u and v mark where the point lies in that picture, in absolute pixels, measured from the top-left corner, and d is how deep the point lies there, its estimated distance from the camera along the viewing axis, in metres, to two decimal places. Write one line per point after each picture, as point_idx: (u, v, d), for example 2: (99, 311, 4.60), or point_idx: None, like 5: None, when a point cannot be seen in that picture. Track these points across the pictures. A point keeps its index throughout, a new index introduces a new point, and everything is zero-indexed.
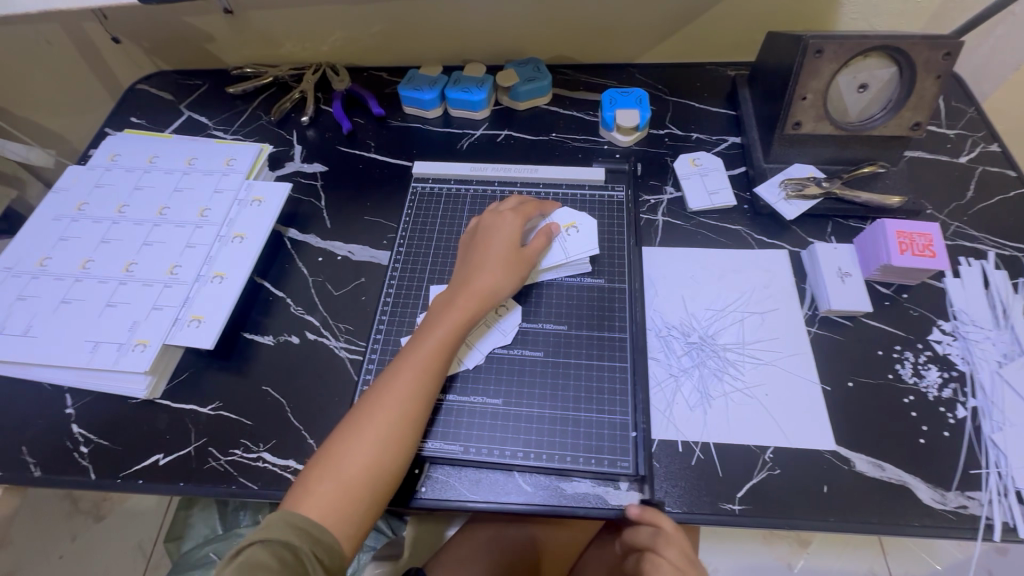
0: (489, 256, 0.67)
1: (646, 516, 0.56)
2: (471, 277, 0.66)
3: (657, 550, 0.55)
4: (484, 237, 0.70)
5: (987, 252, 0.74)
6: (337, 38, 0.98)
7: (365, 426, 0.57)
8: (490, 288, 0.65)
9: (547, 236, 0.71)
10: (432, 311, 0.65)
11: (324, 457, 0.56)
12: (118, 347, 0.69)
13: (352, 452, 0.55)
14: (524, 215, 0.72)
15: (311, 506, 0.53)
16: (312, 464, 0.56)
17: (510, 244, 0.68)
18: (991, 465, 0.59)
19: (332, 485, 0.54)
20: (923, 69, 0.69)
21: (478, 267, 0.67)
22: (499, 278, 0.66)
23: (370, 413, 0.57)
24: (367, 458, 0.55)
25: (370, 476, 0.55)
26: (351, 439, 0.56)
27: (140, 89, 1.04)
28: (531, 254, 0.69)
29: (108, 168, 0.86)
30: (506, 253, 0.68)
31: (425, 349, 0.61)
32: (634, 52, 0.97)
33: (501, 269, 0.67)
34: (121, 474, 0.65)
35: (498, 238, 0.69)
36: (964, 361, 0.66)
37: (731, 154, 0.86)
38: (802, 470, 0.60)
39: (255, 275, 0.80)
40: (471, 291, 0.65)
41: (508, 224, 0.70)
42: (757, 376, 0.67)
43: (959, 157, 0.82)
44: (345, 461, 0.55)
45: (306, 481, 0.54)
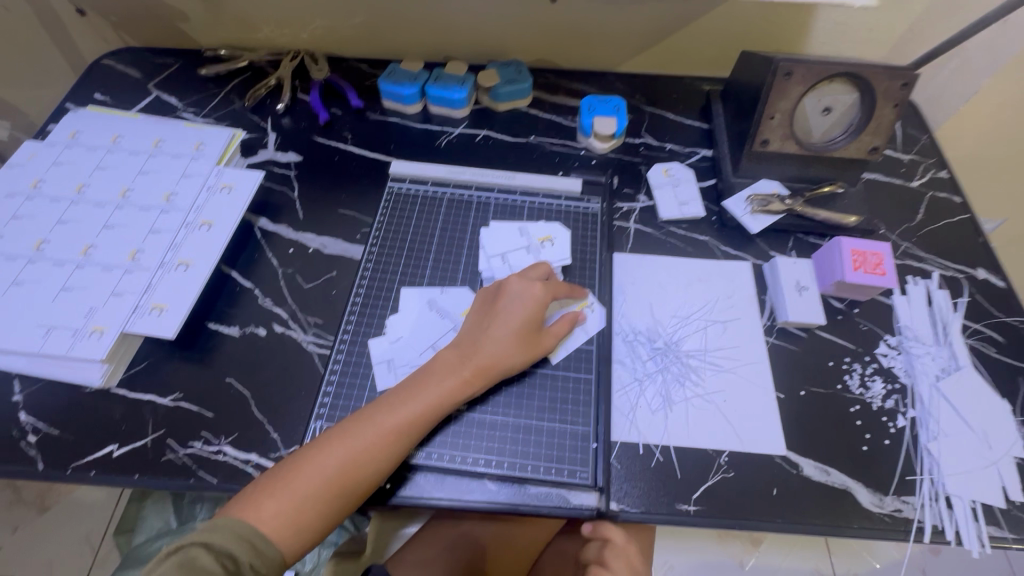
0: (507, 329, 0.63)
1: (601, 529, 0.62)
2: (482, 347, 0.63)
3: (603, 561, 0.60)
4: (506, 302, 0.65)
5: (932, 272, 0.78)
6: (316, 26, 0.97)
7: (337, 462, 0.55)
8: (501, 366, 0.63)
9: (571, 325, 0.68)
10: (432, 366, 0.62)
11: (286, 481, 0.54)
12: (72, 334, 0.66)
13: (318, 486, 0.54)
14: (554, 292, 0.68)
15: (267, 527, 0.52)
16: (271, 479, 0.54)
17: (533, 323, 0.64)
18: (924, 472, 0.64)
19: (291, 511, 0.53)
20: (883, 97, 0.72)
21: (494, 332, 0.63)
22: (511, 359, 0.63)
23: (345, 451, 0.55)
24: (332, 495, 0.54)
25: (332, 506, 0.54)
26: (320, 471, 0.54)
27: (105, 65, 1.00)
28: (547, 341, 0.66)
29: (68, 145, 0.82)
30: (525, 333, 0.64)
31: (419, 411, 0.59)
32: (614, 61, 0.99)
33: (516, 348, 0.63)
34: (72, 465, 0.63)
35: (521, 308, 0.64)
36: (906, 374, 0.70)
37: (702, 166, 0.89)
38: (754, 473, 0.63)
39: (222, 264, 0.78)
40: (479, 362, 0.62)
41: (536, 299, 0.65)
42: (716, 382, 0.69)
43: (912, 181, 0.87)
44: (308, 491, 0.54)
45: (264, 502, 0.53)
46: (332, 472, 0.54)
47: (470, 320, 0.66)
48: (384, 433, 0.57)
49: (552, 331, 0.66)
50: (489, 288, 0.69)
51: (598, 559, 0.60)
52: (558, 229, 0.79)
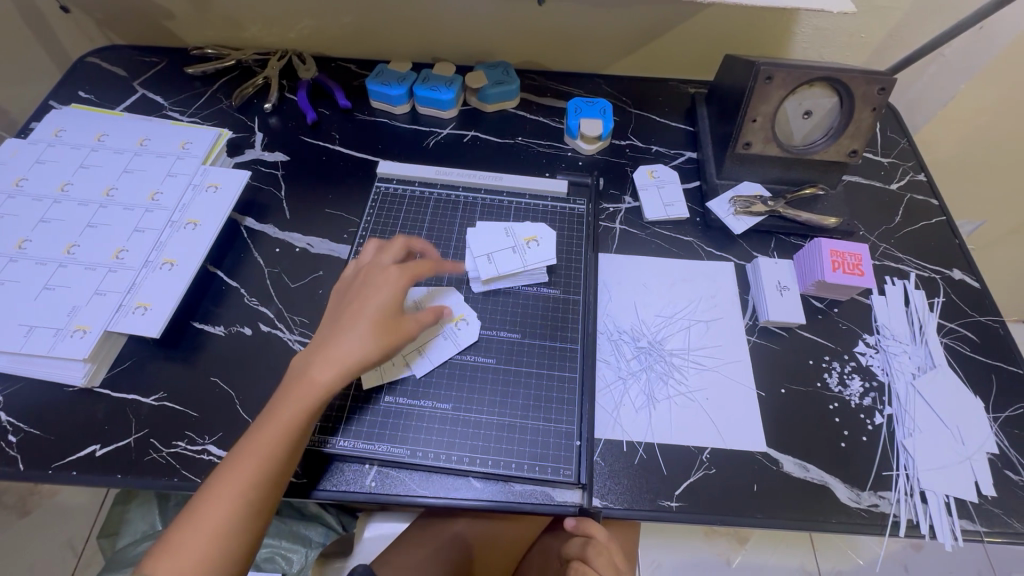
0: (359, 321, 0.58)
1: (584, 526, 0.60)
2: (334, 344, 0.57)
3: (587, 559, 0.59)
4: (359, 296, 0.61)
5: (910, 272, 0.80)
6: (305, 26, 0.97)
7: (212, 510, 0.51)
8: (357, 361, 0.57)
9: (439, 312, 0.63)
10: (289, 379, 0.58)
11: (166, 546, 0.50)
12: (54, 333, 0.66)
13: (200, 539, 0.50)
14: (407, 275, 0.62)
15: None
16: (156, 547, 0.50)
17: (385, 311, 0.59)
18: (901, 467, 0.65)
19: (180, 572, 0.49)
20: (861, 101, 0.74)
21: (342, 328, 0.58)
22: (369, 350, 0.57)
23: (217, 495, 0.52)
24: (216, 542, 0.50)
25: (224, 555, 0.50)
26: (196, 523, 0.50)
27: (90, 62, 1.00)
28: (411, 326, 0.60)
29: (51, 144, 0.81)
30: (377, 322, 0.58)
31: (281, 428, 0.54)
32: (601, 63, 1.00)
33: (370, 339, 0.57)
34: (53, 465, 0.62)
35: (373, 297, 0.60)
36: (884, 372, 0.72)
37: (687, 168, 0.90)
38: (735, 470, 0.64)
39: (207, 263, 0.78)
40: (331, 360, 0.56)
41: (389, 286, 0.61)
42: (699, 381, 0.70)
43: (891, 183, 0.89)
44: (193, 550, 0.50)
45: (157, 563, 0.49)
46: (211, 521, 0.51)
47: (324, 323, 0.61)
48: (252, 462, 0.53)
49: (415, 317, 0.61)
50: (343, 287, 0.65)
51: (581, 556, 0.59)
52: (542, 230, 0.78)
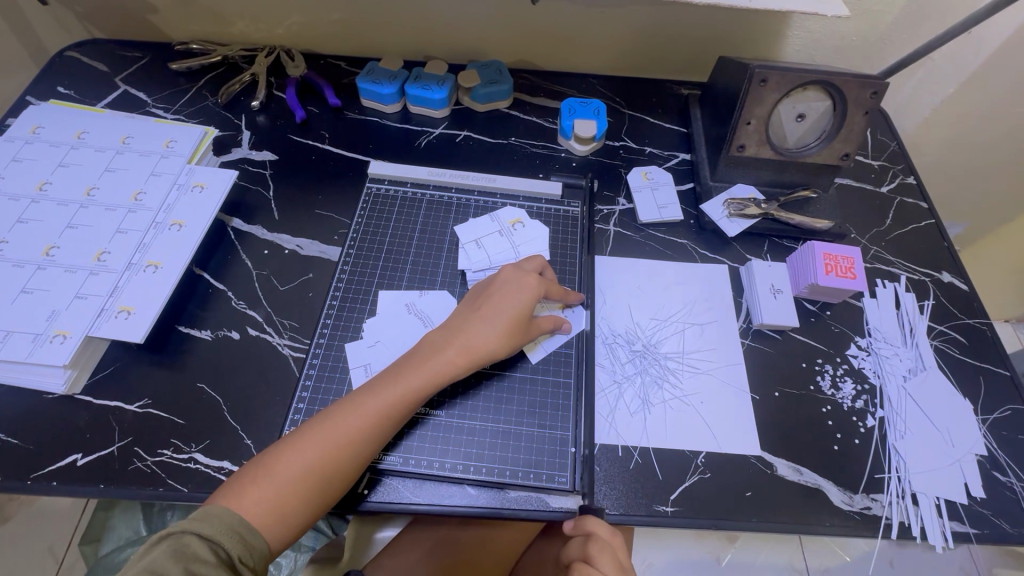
0: (496, 317, 0.63)
1: (584, 524, 0.58)
2: (471, 331, 0.62)
3: (590, 559, 0.55)
4: (501, 292, 0.65)
5: (900, 275, 0.81)
6: (292, 22, 0.95)
7: (322, 446, 0.54)
8: (484, 354, 0.62)
9: (557, 325, 0.69)
10: (420, 348, 0.62)
11: (269, 470, 0.53)
12: (33, 338, 0.63)
13: (297, 478, 0.53)
14: (546, 286, 0.67)
15: (251, 515, 0.51)
16: (256, 468, 0.53)
17: (523, 314, 0.64)
18: (893, 470, 0.66)
19: (275, 500, 0.52)
20: (854, 104, 0.74)
21: (479, 319, 0.63)
22: (497, 347, 0.62)
23: (332, 433, 0.55)
24: (316, 479, 0.53)
25: (314, 498, 0.53)
26: (303, 457, 0.54)
27: (69, 56, 0.97)
28: (531, 333, 0.66)
29: (28, 141, 0.79)
30: (513, 323, 0.63)
31: (406, 396, 0.58)
32: (594, 63, 0.99)
33: (503, 338, 0.63)
34: (32, 475, 0.60)
35: (516, 298, 0.64)
36: (875, 374, 0.72)
37: (681, 170, 0.89)
38: (730, 473, 0.64)
39: (193, 265, 0.76)
40: (464, 345, 0.62)
41: (529, 290, 0.65)
42: (694, 384, 0.70)
43: (881, 186, 0.90)
44: (294, 478, 0.53)
45: (247, 489, 0.52)
46: (315, 459, 0.54)
47: (458, 309, 0.66)
48: (371, 418, 0.56)
49: (539, 323, 0.67)
50: (481, 282, 0.69)
51: (583, 556, 0.56)
52: (526, 213, 0.81)
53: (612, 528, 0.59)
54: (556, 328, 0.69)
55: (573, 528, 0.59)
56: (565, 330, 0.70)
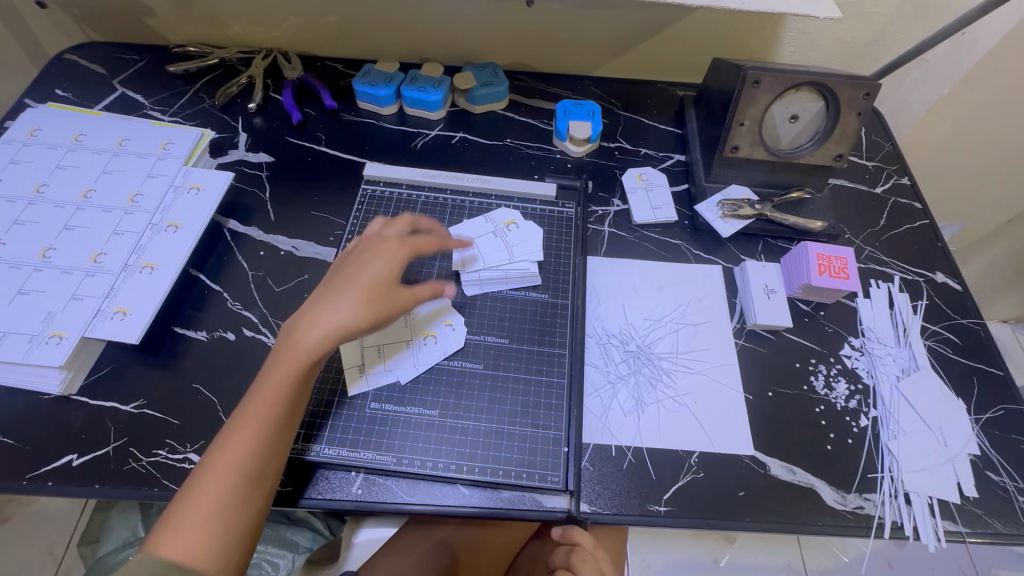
0: (351, 290, 0.59)
1: (569, 534, 0.62)
2: (323, 308, 0.58)
3: (571, 567, 0.60)
4: (352, 266, 0.62)
5: (894, 275, 0.81)
6: (290, 25, 0.95)
7: (214, 473, 0.51)
8: (344, 326, 0.57)
9: (434, 292, 0.64)
10: (279, 345, 0.57)
11: (175, 513, 0.49)
12: (29, 339, 0.64)
13: (203, 504, 0.50)
14: (405, 248, 0.64)
15: (175, 557, 0.47)
16: (164, 515, 0.50)
17: (378, 279, 0.60)
18: (886, 469, 0.66)
19: (193, 534, 0.48)
20: (847, 105, 0.74)
21: (322, 296, 0.59)
22: (358, 314, 0.58)
23: (216, 456, 0.52)
24: (223, 503, 0.50)
25: (234, 517, 0.50)
26: (199, 488, 0.50)
27: (67, 59, 0.97)
28: (398, 294, 0.61)
29: (26, 143, 0.79)
30: (369, 290, 0.59)
31: (278, 384, 0.55)
32: (590, 65, 1.00)
33: (365, 303, 0.58)
34: (28, 476, 0.61)
35: (369, 268, 0.61)
36: (868, 374, 0.72)
37: (675, 171, 0.90)
38: (722, 472, 0.65)
39: (189, 267, 0.76)
40: (323, 324, 0.57)
41: (382, 258, 0.62)
42: (687, 384, 0.71)
43: (876, 186, 0.90)
44: (206, 511, 0.50)
45: (161, 536, 0.48)
46: (210, 483, 0.50)
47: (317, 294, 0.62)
48: (252, 423, 0.53)
49: (413, 291, 0.62)
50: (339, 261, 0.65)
51: (566, 565, 0.61)
52: (521, 214, 0.81)
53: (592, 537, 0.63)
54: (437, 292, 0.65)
55: (560, 535, 0.63)
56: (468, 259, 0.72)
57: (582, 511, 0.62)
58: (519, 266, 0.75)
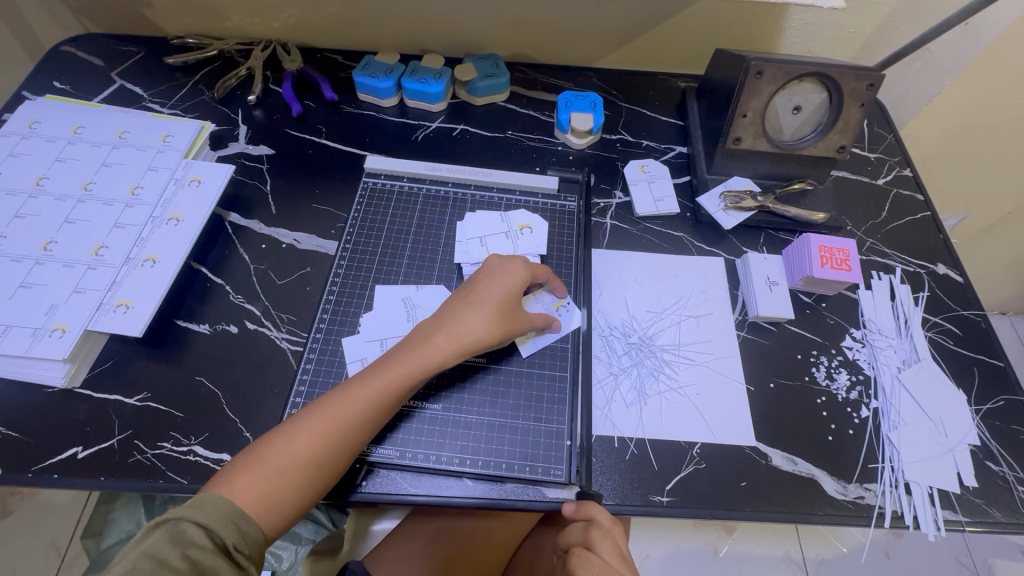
0: (486, 304, 0.64)
1: (585, 509, 0.58)
2: (456, 320, 0.63)
3: (590, 544, 0.55)
4: (484, 281, 0.66)
5: (895, 267, 0.81)
6: (288, 16, 0.95)
7: (312, 436, 0.55)
8: (473, 341, 0.62)
9: (548, 322, 0.69)
10: (411, 336, 0.63)
11: (261, 461, 0.53)
12: (32, 332, 0.64)
13: (293, 462, 0.54)
14: (531, 274, 0.67)
15: (243, 503, 0.51)
16: (249, 455, 0.54)
17: (508, 301, 0.65)
18: (887, 460, 0.66)
19: (265, 487, 0.52)
20: (850, 97, 0.74)
21: (455, 308, 0.64)
22: (482, 335, 0.63)
23: (321, 422, 0.56)
24: (307, 468, 0.54)
25: (305, 485, 0.54)
26: (295, 444, 0.54)
27: (65, 51, 0.96)
28: (519, 323, 0.66)
29: (25, 136, 0.79)
30: (498, 311, 0.64)
31: (392, 383, 0.59)
32: (591, 56, 0.99)
33: (490, 326, 0.63)
34: (33, 468, 0.61)
35: (499, 287, 0.65)
36: (870, 366, 0.72)
37: (677, 163, 0.90)
38: (725, 463, 0.65)
39: (190, 259, 0.76)
40: (455, 335, 0.62)
41: (514, 278, 0.66)
42: (690, 376, 0.71)
43: (878, 178, 0.90)
44: (283, 473, 0.53)
45: (240, 476, 0.52)
46: (304, 446, 0.54)
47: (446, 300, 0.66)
48: (357, 408, 0.57)
49: (529, 315, 0.67)
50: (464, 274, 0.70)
51: (584, 543, 0.56)
52: (536, 217, 0.80)
53: (609, 515, 0.59)
54: (546, 325, 0.69)
55: (574, 511, 0.59)
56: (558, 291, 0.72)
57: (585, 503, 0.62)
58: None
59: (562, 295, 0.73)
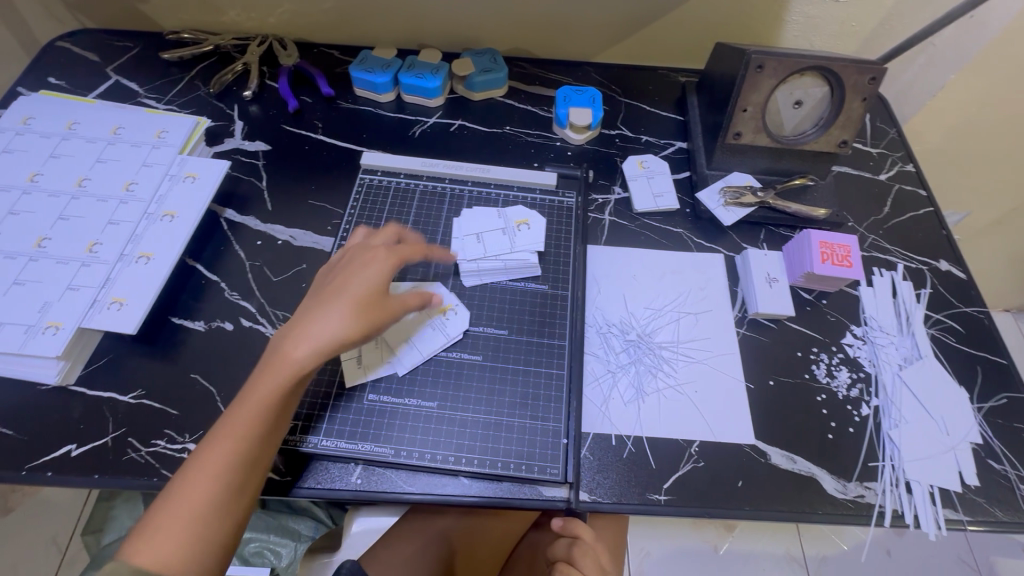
0: (342, 298, 0.56)
1: (572, 527, 0.63)
2: (317, 320, 0.55)
3: (572, 560, 0.60)
4: (344, 274, 0.59)
5: (897, 263, 0.80)
6: (284, 10, 0.94)
7: (194, 483, 0.48)
8: (340, 338, 0.54)
9: (425, 300, 0.61)
10: (270, 352, 0.55)
11: (147, 527, 0.47)
12: (25, 330, 0.63)
13: (184, 516, 0.47)
14: (393, 254, 0.61)
15: (141, 573, 0.45)
16: (135, 526, 0.48)
17: (369, 288, 0.57)
18: (887, 458, 0.66)
19: (162, 551, 0.46)
20: (852, 90, 0.73)
21: (312, 309, 0.56)
22: (349, 327, 0.55)
23: (203, 463, 0.49)
24: (202, 515, 0.48)
25: (206, 533, 0.48)
26: (178, 500, 0.48)
27: (60, 47, 0.96)
28: (393, 308, 0.58)
29: (19, 132, 0.78)
30: (362, 300, 0.56)
31: (258, 399, 0.52)
32: (590, 51, 0.98)
33: (354, 316, 0.55)
34: (27, 466, 0.60)
35: (362, 276, 0.58)
36: (871, 363, 0.72)
37: (677, 158, 0.89)
38: (723, 461, 0.64)
39: (186, 256, 0.76)
40: (311, 336, 0.54)
41: (377, 265, 0.59)
42: (688, 373, 0.70)
43: (880, 174, 0.89)
44: (177, 533, 0.47)
45: (128, 552, 0.46)
46: (190, 498, 0.48)
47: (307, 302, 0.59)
48: (230, 434, 0.51)
49: (403, 298, 0.60)
50: (327, 270, 0.62)
51: (568, 557, 0.60)
52: (534, 213, 0.79)
53: (593, 532, 0.64)
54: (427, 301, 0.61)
55: (562, 527, 0.64)
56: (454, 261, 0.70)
57: (580, 502, 0.61)
58: (518, 257, 0.74)
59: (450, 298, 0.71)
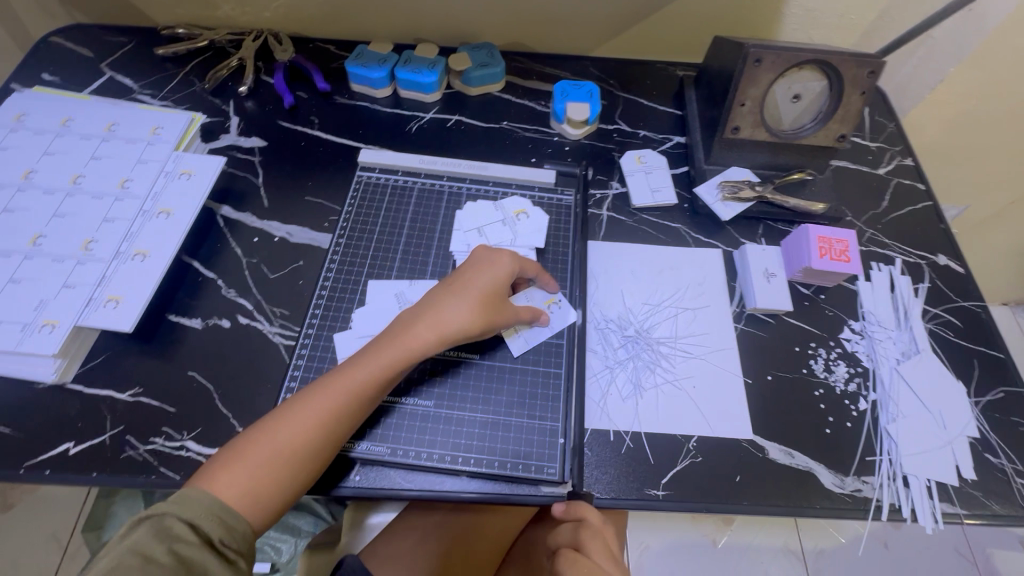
0: (470, 294, 0.62)
1: (575, 509, 0.59)
2: (443, 309, 0.62)
3: (579, 545, 0.56)
4: (473, 271, 0.65)
5: (895, 258, 0.80)
6: (279, 5, 0.93)
7: (295, 431, 0.55)
8: (459, 330, 0.61)
9: (535, 315, 0.68)
10: (390, 326, 0.62)
11: (242, 455, 0.53)
12: (21, 328, 0.63)
13: (277, 455, 0.53)
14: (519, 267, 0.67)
15: (225, 499, 0.51)
16: (229, 452, 0.54)
17: (493, 291, 0.63)
18: (884, 452, 0.66)
19: (248, 483, 0.52)
20: (851, 83, 0.73)
21: (439, 297, 0.63)
22: (467, 326, 0.61)
23: (310, 412, 0.56)
24: (293, 460, 0.54)
25: (290, 476, 0.54)
26: (278, 440, 0.54)
27: (53, 42, 0.95)
28: (506, 316, 0.65)
29: (12, 128, 0.78)
30: (484, 301, 0.62)
31: (370, 375, 0.58)
32: (588, 45, 0.98)
33: (475, 315, 0.62)
34: (25, 464, 0.60)
35: (486, 277, 0.64)
36: (868, 358, 0.72)
37: (675, 153, 0.88)
38: (721, 456, 0.65)
39: (182, 253, 0.75)
40: (436, 323, 0.61)
41: (504, 270, 0.65)
42: (686, 368, 0.70)
43: (879, 167, 0.89)
44: (265, 470, 0.53)
45: (220, 474, 0.52)
46: (286, 442, 0.54)
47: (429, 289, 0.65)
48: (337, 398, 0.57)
49: (516, 309, 0.66)
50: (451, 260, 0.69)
51: (573, 543, 0.57)
52: (531, 203, 0.80)
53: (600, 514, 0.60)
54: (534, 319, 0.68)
55: (565, 511, 0.60)
56: (543, 322, 0.69)
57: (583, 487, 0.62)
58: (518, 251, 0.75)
59: (554, 291, 0.72)
